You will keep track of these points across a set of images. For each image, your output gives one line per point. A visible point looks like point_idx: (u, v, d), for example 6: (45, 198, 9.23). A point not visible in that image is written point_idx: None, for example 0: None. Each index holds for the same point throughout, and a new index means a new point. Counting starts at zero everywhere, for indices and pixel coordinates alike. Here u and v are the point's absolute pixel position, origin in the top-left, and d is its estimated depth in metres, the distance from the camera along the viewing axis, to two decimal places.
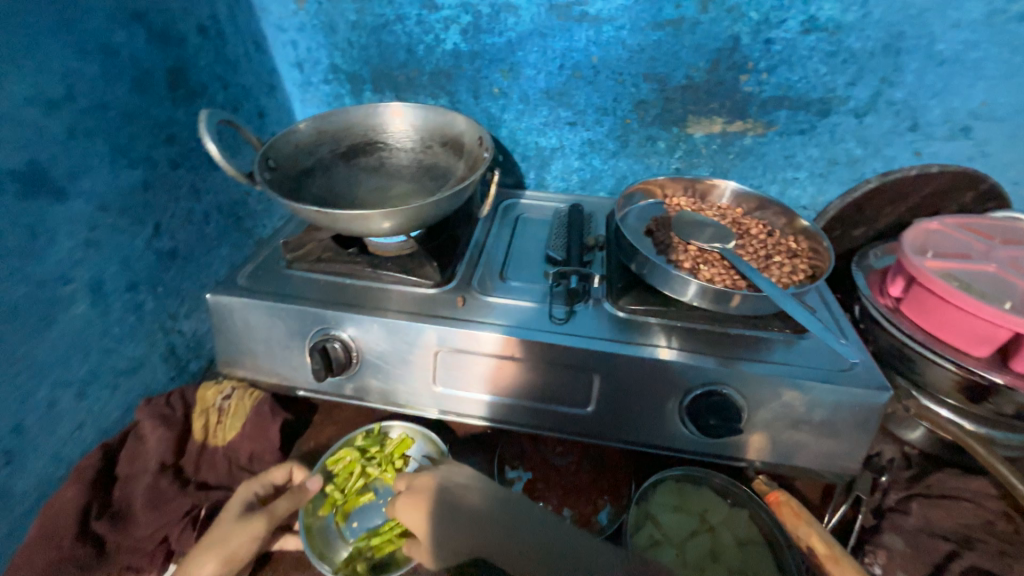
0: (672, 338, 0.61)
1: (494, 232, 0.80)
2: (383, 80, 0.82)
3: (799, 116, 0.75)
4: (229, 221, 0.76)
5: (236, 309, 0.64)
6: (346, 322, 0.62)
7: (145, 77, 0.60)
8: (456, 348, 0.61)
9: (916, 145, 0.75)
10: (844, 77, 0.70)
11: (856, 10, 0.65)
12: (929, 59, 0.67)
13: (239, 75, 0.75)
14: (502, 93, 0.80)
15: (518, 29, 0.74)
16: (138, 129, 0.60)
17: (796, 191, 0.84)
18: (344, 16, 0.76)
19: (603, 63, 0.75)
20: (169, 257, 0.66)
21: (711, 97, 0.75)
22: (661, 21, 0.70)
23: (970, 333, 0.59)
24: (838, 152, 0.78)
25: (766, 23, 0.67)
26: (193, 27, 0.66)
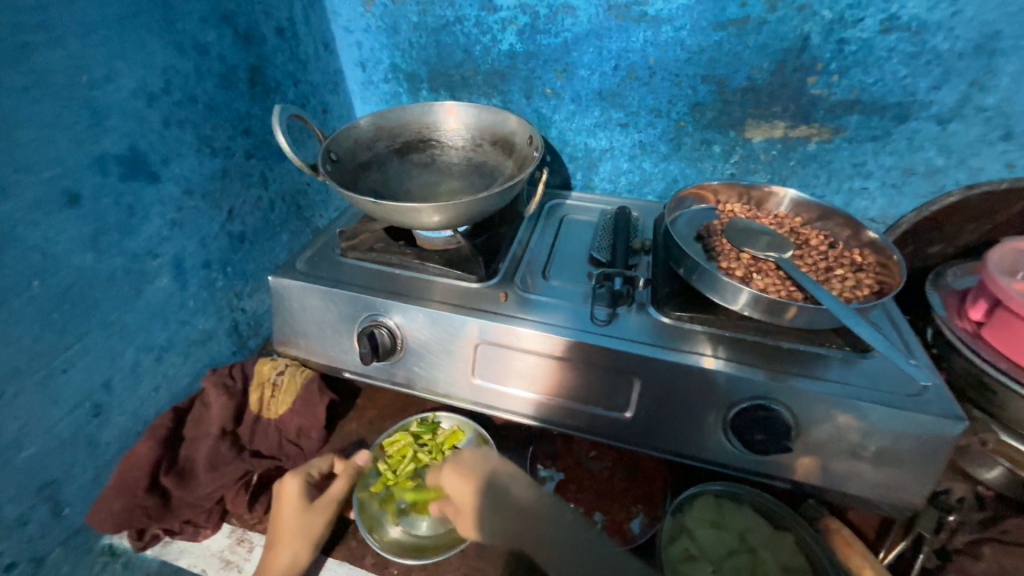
0: (719, 348, 0.59)
1: (539, 231, 0.81)
2: (440, 80, 0.85)
3: (872, 121, 0.70)
4: (291, 210, 0.82)
5: (295, 291, 0.68)
6: (393, 310, 0.65)
7: (229, 73, 0.65)
8: (496, 342, 0.62)
9: (1009, 156, 0.68)
10: (926, 80, 0.65)
11: (946, 7, 0.60)
12: None
13: (308, 73, 0.80)
14: (554, 93, 0.81)
15: (575, 29, 0.74)
16: (221, 121, 0.65)
17: (863, 202, 0.79)
18: (407, 17, 0.80)
19: (660, 64, 0.73)
20: (239, 240, 0.72)
21: (774, 100, 0.72)
22: (724, 21, 0.68)
23: None
24: (914, 161, 0.72)
25: (841, 23, 0.64)
26: (272, 29, 0.71)
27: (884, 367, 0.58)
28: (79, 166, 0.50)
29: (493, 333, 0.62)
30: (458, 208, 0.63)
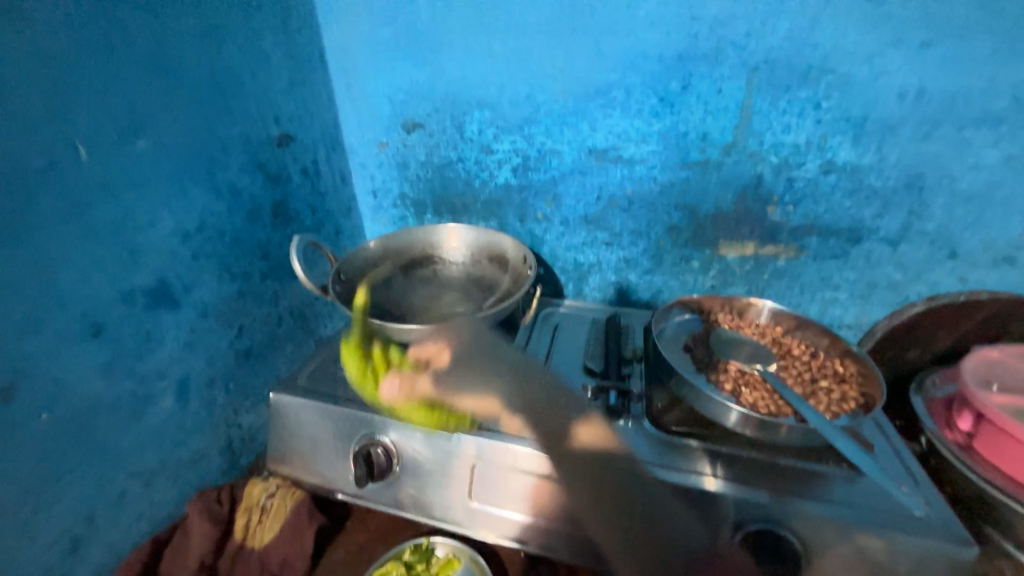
0: (717, 466, 0.59)
1: (535, 338, 0.84)
2: (443, 206, 0.95)
3: (830, 242, 0.78)
4: (298, 322, 0.86)
5: (293, 408, 0.70)
6: (388, 427, 0.66)
7: (256, 209, 0.73)
8: (494, 461, 0.62)
9: (959, 272, 0.75)
10: (870, 210, 0.74)
11: (873, 155, 0.70)
12: (955, 196, 0.70)
13: (325, 202, 0.90)
14: (545, 217, 0.90)
15: (561, 168, 0.84)
16: (243, 250, 0.72)
17: (837, 311, 0.84)
18: (415, 156, 0.91)
19: (636, 195, 0.83)
20: (245, 355, 0.75)
21: (741, 224, 0.81)
22: (689, 162, 0.77)
23: None
24: (876, 276, 0.79)
25: (787, 165, 0.74)
26: (298, 170, 0.82)
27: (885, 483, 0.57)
28: (108, 299, 0.55)
29: (490, 451, 0.62)
30: (453, 325, 0.67)
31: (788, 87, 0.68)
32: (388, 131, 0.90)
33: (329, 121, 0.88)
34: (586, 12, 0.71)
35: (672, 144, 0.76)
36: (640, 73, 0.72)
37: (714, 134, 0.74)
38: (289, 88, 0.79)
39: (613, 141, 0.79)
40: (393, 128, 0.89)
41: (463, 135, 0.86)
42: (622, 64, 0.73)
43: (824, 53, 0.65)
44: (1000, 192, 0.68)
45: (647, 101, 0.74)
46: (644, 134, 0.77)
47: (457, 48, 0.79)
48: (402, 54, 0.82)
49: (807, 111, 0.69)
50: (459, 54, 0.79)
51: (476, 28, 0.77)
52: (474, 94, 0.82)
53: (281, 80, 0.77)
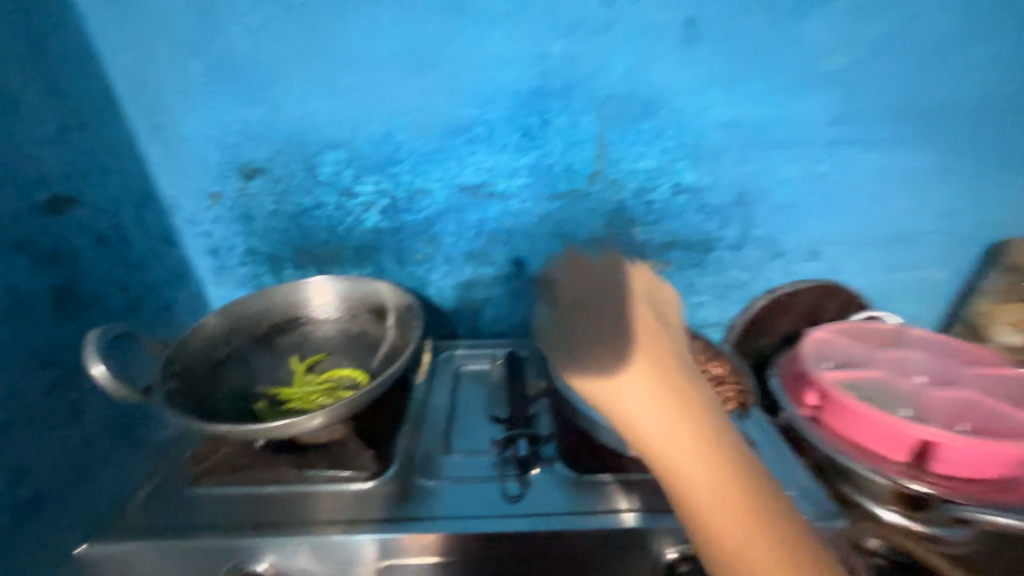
0: (634, 498, 0.58)
1: (433, 389, 0.79)
2: (305, 258, 0.83)
3: (689, 254, 0.86)
4: (120, 433, 0.66)
5: (122, 557, 0.53)
6: (263, 549, 0.54)
7: (24, 303, 0.54)
8: (398, 557, 0.55)
9: (785, 267, 0.88)
10: (714, 223, 0.83)
11: (709, 176, 0.78)
12: (773, 206, 0.82)
13: (142, 273, 0.72)
14: (425, 258, 0.84)
15: (434, 207, 0.79)
16: (8, 362, 0.53)
17: (703, 312, 0.93)
18: (261, 206, 0.78)
19: (515, 228, 0.82)
20: (30, 503, 0.54)
21: (614, 246, 0.85)
22: (559, 193, 0.79)
23: (887, 441, 0.62)
24: (727, 278, 0.89)
25: (644, 189, 0.79)
26: (91, 240, 0.64)
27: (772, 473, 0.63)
28: None
29: (396, 546, 0.55)
30: (352, 400, 0.59)
31: (633, 120, 0.73)
32: (220, 180, 0.75)
33: (134, 173, 0.71)
34: (436, 47, 0.67)
35: (540, 176, 0.77)
36: (498, 108, 0.71)
37: (577, 165, 0.76)
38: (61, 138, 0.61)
39: (484, 176, 0.77)
40: (226, 176, 0.75)
41: (317, 179, 0.76)
42: (481, 99, 0.71)
43: (658, 90, 0.71)
44: (802, 201, 0.81)
45: (510, 136, 0.73)
46: (513, 168, 0.76)
47: (293, 84, 0.69)
48: (224, 90, 0.69)
49: (653, 140, 0.74)
50: (297, 91, 0.70)
51: (312, 63, 0.68)
52: (323, 133, 0.72)
53: (44, 128, 0.59)
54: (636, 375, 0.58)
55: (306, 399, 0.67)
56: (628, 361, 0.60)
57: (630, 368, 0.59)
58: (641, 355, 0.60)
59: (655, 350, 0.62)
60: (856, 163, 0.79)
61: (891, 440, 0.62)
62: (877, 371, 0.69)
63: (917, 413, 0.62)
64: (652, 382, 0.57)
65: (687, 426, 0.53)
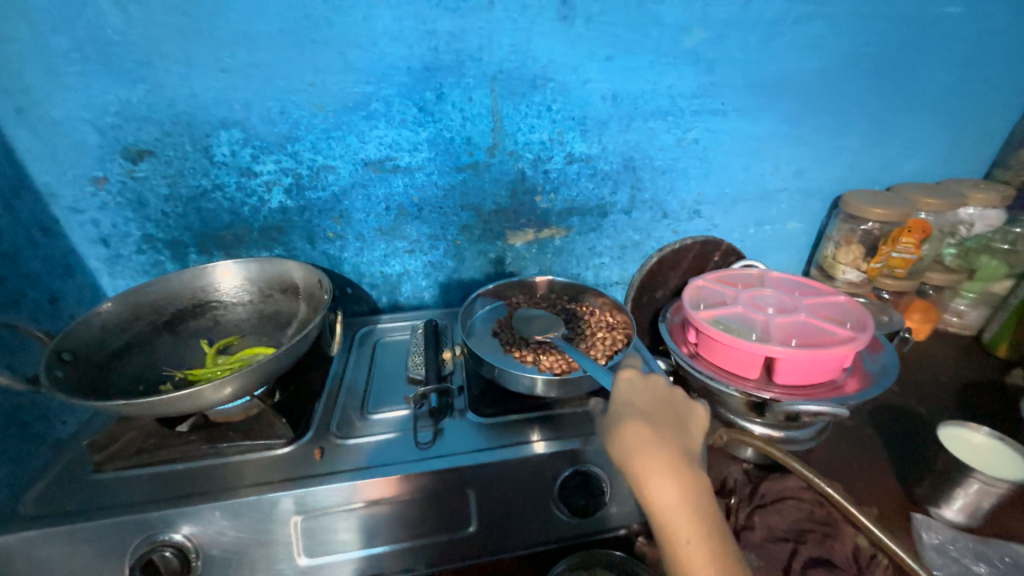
0: (536, 431, 0.66)
1: (353, 361, 0.82)
2: (209, 242, 0.81)
3: (588, 219, 0.94)
4: (11, 432, 0.63)
5: (20, 547, 0.52)
6: (176, 519, 0.55)
7: None
8: (317, 510, 0.58)
9: (673, 226, 1.00)
10: (607, 189, 0.91)
11: (597, 146, 0.86)
12: (656, 171, 0.91)
13: (21, 264, 0.68)
14: (337, 235, 0.86)
15: (340, 183, 0.81)
16: None
17: (607, 272, 1.02)
18: (154, 190, 0.75)
19: (423, 202, 0.86)
20: None
21: (519, 215, 0.91)
22: (462, 165, 0.83)
23: (741, 362, 0.75)
24: (624, 239, 0.99)
25: (540, 160, 0.85)
26: None
27: None
28: None
29: (311, 500, 0.57)
30: (270, 367, 0.62)
31: (523, 94, 0.79)
32: (102, 164, 0.72)
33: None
34: (323, 23, 0.69)
35: (442, 150, 0.81)
36: (393, 84, 0.74)
37: (476, 138, 0.81)
38: None
39: (386, 151, 0.79)
40: (110, 159, 0.72)
41: (212, 160, 0.75)
42: (374, 75, 0.73)
43: (542, 65, 0.77)
44: (680, 165, 0.92)
45: (408, 111, 0.76)
46: (414, 143, 0.79)
47: (174, 61, 0.67)
48: (97, 69, 0.66)
49: (543, 113, 0.81)
50: (179, 68, 0.68)
51: (192, 39, 0.67)
52: (213, 111, 0.71)
53: None
54: (625, 395, 0.57)
55: (214, 378, 0.67)
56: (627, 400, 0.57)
57: (642, 410, 0.55)
58: (657, 394, 0.58)
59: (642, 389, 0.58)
60: (721, 130, 0.90)
61: (744, 361, 0.74)
62: (738, 307, 0.81)
63: (764, 336, 0.74)
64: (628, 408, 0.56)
65: (675, 453, 0.52)
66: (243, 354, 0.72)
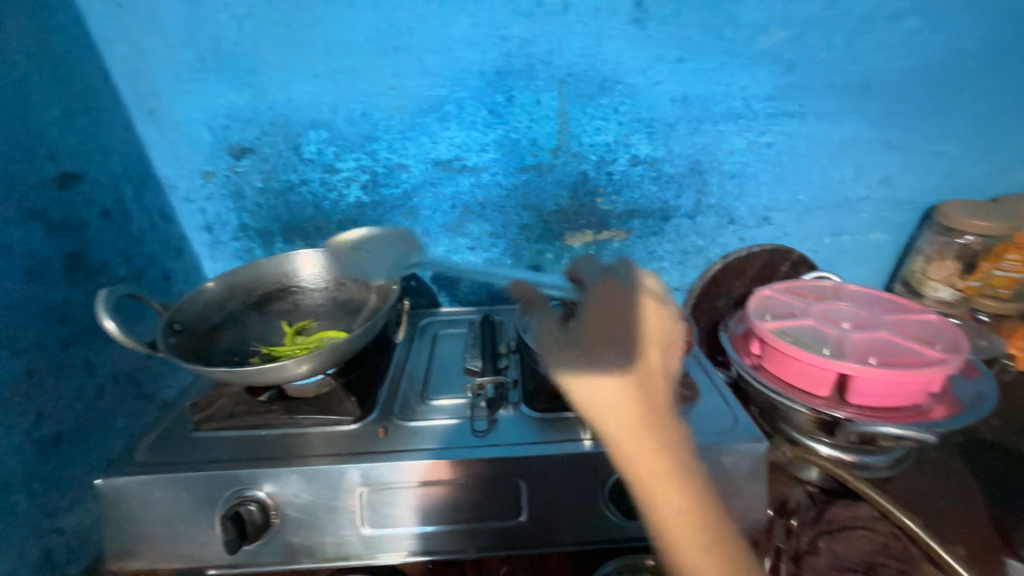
0: (587, 430, 0.67)
1: (414, 350, 0.87)
2: (294, 232, 0.89)
3: (649, 223, 0.93)
4: (128, 389, 0.73)
5: (134, 489, 0.60)
6: (260, 479, 0.61)
7: (40, 266, 0.61)
8: (380, 483, 0.62)
9: (739, 233, 0.96)
10: (671, 192, 0.90)
11: (663, 148, 0.85)
12: (724, 175, 0.89)
13: (143, 245, 0.78)
14: (405, 230, 0.91)
15: (412, 181, 0.86)
16: (27, 317, 0.59)
17: (666, 277, 1.00)
18: (251, 183, 0.84)
19: (487, 200, 0.89)
20: (53, 443, 0.61)
21: (579, 216, 0.92)
22: (526, 166, 0.85)
23: (810, 378, 0.71)
24: (686, 245, 0.96)
25: (604, 162, 0.86)
26: (96, 213, 0.70)
27: (711, 408, 0.71)
28: None
29: (376, 474, 0.62)
30: (340, 338, 0.67)
31: (590, 96, 0.80)
32: (211, 159, 0.81)
33: (132, 153, 0.77)
34: (405, 31, 0.74)
35: (508, 151, 0.83)
36: (466, 88, 0.78)
37: (541, 139, 0.83)
38: (65, 118, 0.67)
39: (456, 152, 0.83)
40: (218, 155, 0.81)
41: (301, 157, 0.82)
42: (449, 79, 0.77)
43: (612, 68, 0.77)
44: (750, 170, 0.88)
45: (478, 114, 0.80)
46: (482, 144, 0.83)
47: (275, 68, 0.75)
48: (212, 76, 0.75)
49: (609, 115, 0.81)
50: (279, 74, 0.76)
51: (292, 48, 0.74)
52: (305, 113, 0.79)
53: (49, 110, 0.65)
54: (603, 347, 0.57)
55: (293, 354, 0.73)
56: (603, 338, 0.58)
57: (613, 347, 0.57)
58: (645, 340, 0.57)
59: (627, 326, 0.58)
60: (798, 134, 0.86)
61: (813, 377, 0.70)
62: (808, 320, 0.77)
63: (838, 351, 0.70)
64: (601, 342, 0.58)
65: (648, 414, 0.52)
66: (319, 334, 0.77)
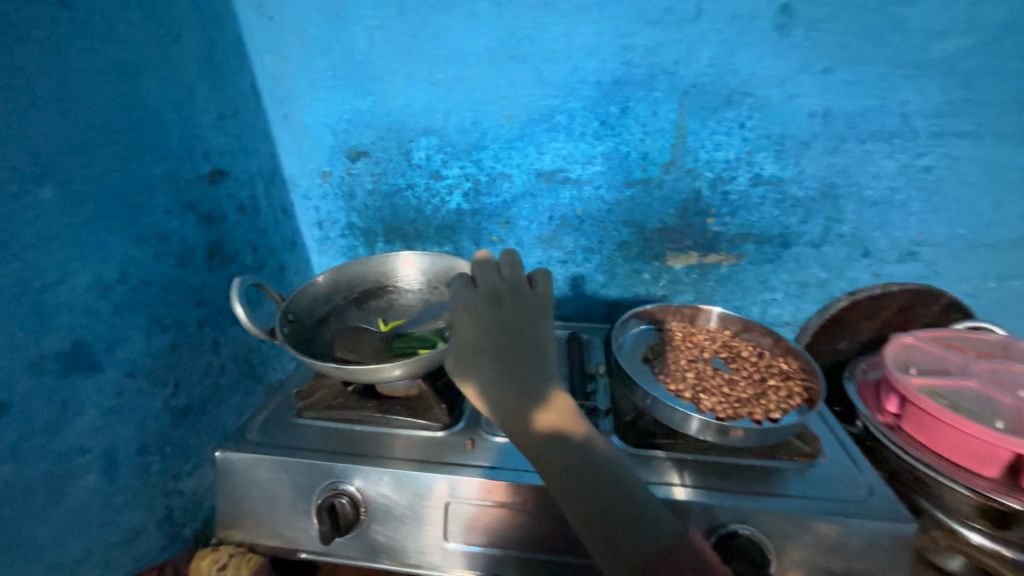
0: (685, 475, 0.61)
1: None
2: (394, 234, 0.92)
3: (764, 248, 0.84)
4: (243, 369, 0.80)
5: (245, 466, 0.64)
6: (353, 474, 0.63)
7: (189, 253, 0.69)
8: (465, 498, 0.61)
9: (874, 268, 0.83)
10: (795, 217, 0.80)
11: (793, 168, 0.76)
12: (863, 202, 0.77)
13: (266, 237, 0.85)
14: (499, 239, 0.90)
15: (512, 191, 0.85)
16: (174, 298, 0.66)
17: (776, 310, 0.90)
18: (362, 185, 0.88)
19: (586, 214, 0.85)
20: (183, 413, 0.68)
21: (684, 237, 0.85)
22: (633, 180, 0.81)
23: (972, 453, 0.60)
24: (806, 276, 0.86)
25: (720, 180, 0.79)
26: (233, 207, 0.77)
27: (836, 472, 0.61)
28: (10, 372, 0.47)
29: (461, 487, 0.61)
30: None
31: (714, 109, 0.73)
32: (330, 161, 0.87)
33: (265, 152, 0.84)
34: (525, 41, 0.73)
35: (615, 164, 0.80)
36: (579, 98, 0.75)
37: (653, 154, 0.78)
38: (218, 121, 0.74)
39: (560, 163, 0.81)
40: (336, 157, 0.86)
41: (410, 162, 0.85)
42: (563, 89, 0.75)
43: (743, 78, 0.71)
44: (898, 197, 0.76)
45: (589, 125, 0.77)
46: (589, 156, 0.80)
47: (397, 76, 0.78)
48: (341, 84, 0.80)
49: (734, 130, 0.74)
50: (400, 82, 0.78)
51: (414, 57, 0.76)
52: (419, 120, 0.81)
53: (208, 113, 0.72)
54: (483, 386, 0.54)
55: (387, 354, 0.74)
56: (503, 355, 0.54)
57: (514, 364, 0.53)
58: (460, 363, 0.56)
59: (526, 343, 0.55)
60: (968, 158, 0.72)
61: (976, 452, 0.60)
62: (970, 380, 0.65)
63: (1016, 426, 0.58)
64: (505, 359, 0.54)
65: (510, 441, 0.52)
66: (414, 335, 0.76)
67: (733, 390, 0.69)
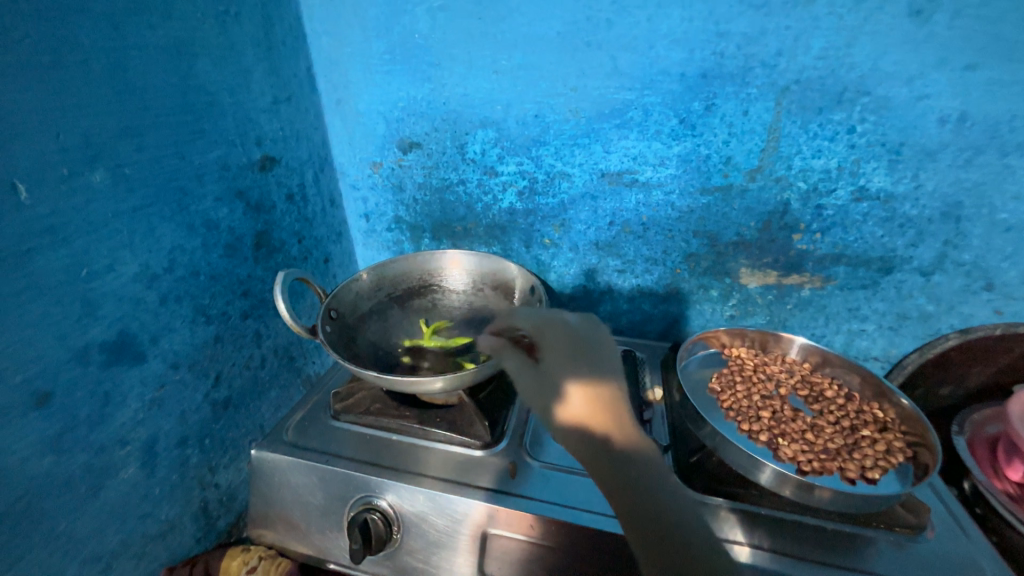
0: (756, 534, 0.53)
1: None
2: (442, 230, 0.88)
3: (859, 272, 0.73)
4: (283, 361, 0.78)
5: (280, 467, 0.63)
6: (387, 490, 0.59)
7: (236, 242, 0.66)
8: (505, 530, 0.56)
9: (996, 304, 0.70)
10: (903, 239, 0.69)
11: (908, 182, 0.65)
12: (994, 226, 0.65)
13: (313, 228, 0.83)
14: (552, 243, 0.84)
15: (571, 192, 0.78)
16: (220, 289, 0.65)
17: (864, 342, 0.79)
18: (412, 178, 0.84)
19: (652, 221, 0.77)
20: (223, 405, 0.67)
21: (764, 253, 0.75)
22: (710, 187, 0.72)
23: None
24: (907, 307, 0.74)
25: (815, 192, 0.68)
26: (282, 196, 0.75)
27: (944, 552, 0.52)
28: (55, 361, 0.46)
29: (502, 518, 0.56)
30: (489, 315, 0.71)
31: (820, 109, 0.63)
32: (381, 151, 0.83)
33: (317, 140, 0.82)
34: (602, 25, 0.65)
35: (692, 168, 0.71)
36: (658, 92, 0.67)
37: (738, 158, 0.69)
38: (272, 106, 0.72)
39: (629, 164, 0.73)
40: (387, 148, 0.82)
41: (464, 156, 0.79)
42: (641, 81, 0.67)
43: (860, 75, 0.60)
44: None
45: (666, 122, 0.68)
46: (663, 157, 0.71)
47: (457, 63, 0.72)
48: (398, 69, 0.75)
49: (840, 135, 0.64)
50: (460, 69, 0.73)
51: (478, 42, 0.70)
52: (477, 111, 0.75)
53: (263, 98, 0.70)
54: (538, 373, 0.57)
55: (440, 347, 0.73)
56: (583, 354, 0.58)
57: (592, 361, 0.57)
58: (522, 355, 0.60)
59: (605, 349, 0.59)
60: None
61: None
62: None
63: None
64: (583, 352, 0.58)
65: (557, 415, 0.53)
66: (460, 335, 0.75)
67: (816, 437, 0.60)
